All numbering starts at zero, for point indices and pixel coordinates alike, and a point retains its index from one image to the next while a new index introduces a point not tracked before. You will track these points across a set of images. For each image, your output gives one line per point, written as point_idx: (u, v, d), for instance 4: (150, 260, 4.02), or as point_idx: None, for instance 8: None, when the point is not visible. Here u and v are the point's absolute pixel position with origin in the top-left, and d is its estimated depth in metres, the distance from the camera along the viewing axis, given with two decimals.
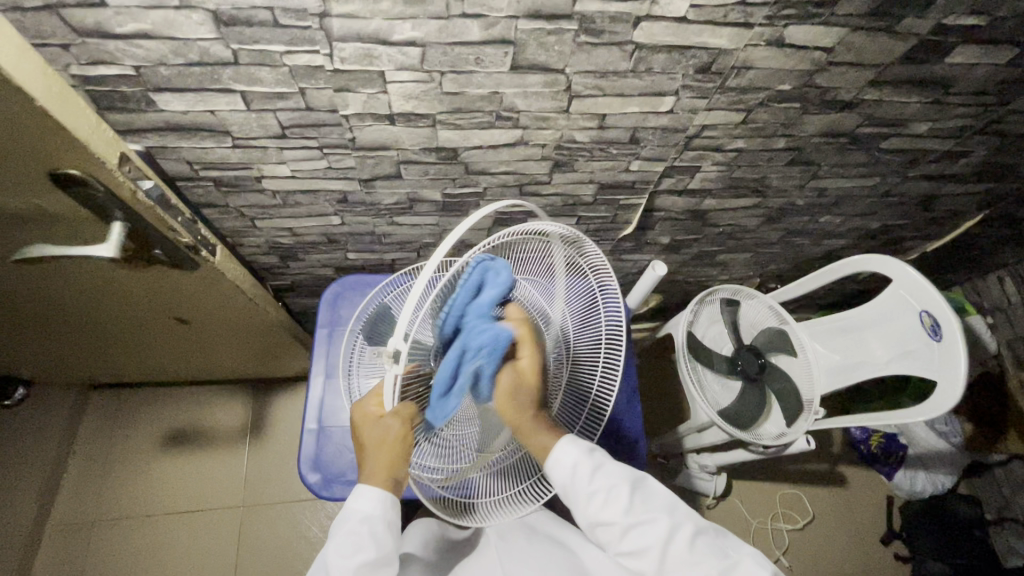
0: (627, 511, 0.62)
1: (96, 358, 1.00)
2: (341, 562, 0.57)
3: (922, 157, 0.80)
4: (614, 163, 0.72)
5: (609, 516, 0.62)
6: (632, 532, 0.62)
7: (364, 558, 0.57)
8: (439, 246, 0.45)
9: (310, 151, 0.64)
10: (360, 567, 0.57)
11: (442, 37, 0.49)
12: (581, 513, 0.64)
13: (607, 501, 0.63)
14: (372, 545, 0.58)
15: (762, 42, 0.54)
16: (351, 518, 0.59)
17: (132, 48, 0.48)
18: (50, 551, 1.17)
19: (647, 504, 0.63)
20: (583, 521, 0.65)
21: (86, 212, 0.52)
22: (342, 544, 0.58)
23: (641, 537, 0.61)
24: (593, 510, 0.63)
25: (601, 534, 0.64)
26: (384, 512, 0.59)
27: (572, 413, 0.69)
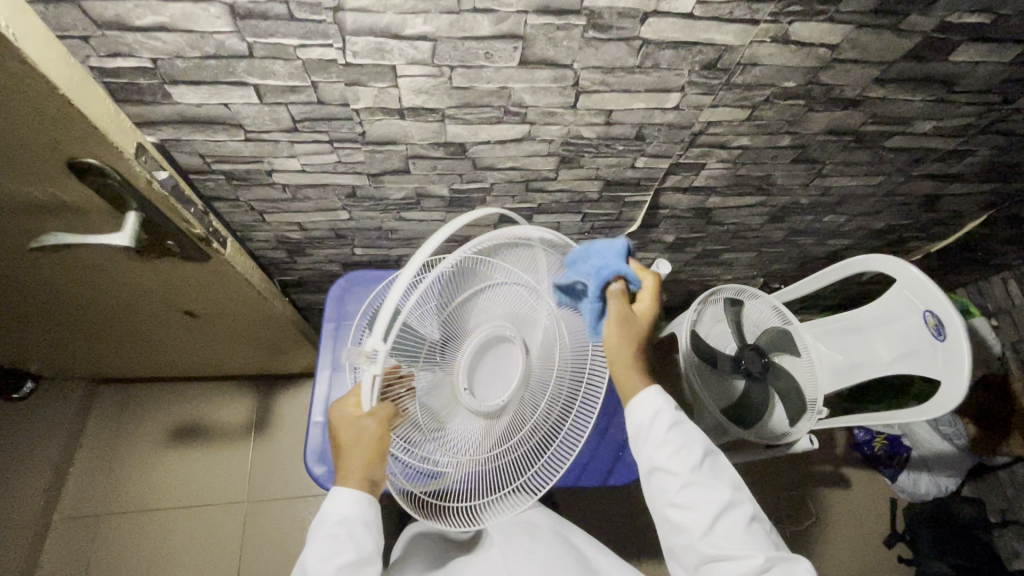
0: (696, 468, 0.64)
1: (105, 352, 1.01)
2: (321, 564, 0.58)
3: (926, 156, 0.80)
4: (620, 160, 0.73)
5: (674, 465, 0.64)
6: (691, 488, 0.63)
7: (345, 559, 0.58)
8: (420, 247, 0.47)
9: (321, 145, 0.65)
10: (341, 568, 0.58)
11: (453, 31, 0.50)
12: (648, 456, 0.66)
13: (678, 453, 0.65)
14: (351, 546, 0.60)
15: (768, 38, 0.55)
16: (327, 521, 0.60)
17: (150, 40, 0.49)
18: (56, 545, 1.18)
19: (713, 471, 0.65)
20: (645, 465, 0.66)
21: (102, 201, 0.53)
22: (322, 547, 0.59)
23: (699, 496, 0.63)
24: (661, 455, 0.65)
25: (661, 481, 0.65)
26: (363, 512, 0.60)
27: (562, 410, 0.70)
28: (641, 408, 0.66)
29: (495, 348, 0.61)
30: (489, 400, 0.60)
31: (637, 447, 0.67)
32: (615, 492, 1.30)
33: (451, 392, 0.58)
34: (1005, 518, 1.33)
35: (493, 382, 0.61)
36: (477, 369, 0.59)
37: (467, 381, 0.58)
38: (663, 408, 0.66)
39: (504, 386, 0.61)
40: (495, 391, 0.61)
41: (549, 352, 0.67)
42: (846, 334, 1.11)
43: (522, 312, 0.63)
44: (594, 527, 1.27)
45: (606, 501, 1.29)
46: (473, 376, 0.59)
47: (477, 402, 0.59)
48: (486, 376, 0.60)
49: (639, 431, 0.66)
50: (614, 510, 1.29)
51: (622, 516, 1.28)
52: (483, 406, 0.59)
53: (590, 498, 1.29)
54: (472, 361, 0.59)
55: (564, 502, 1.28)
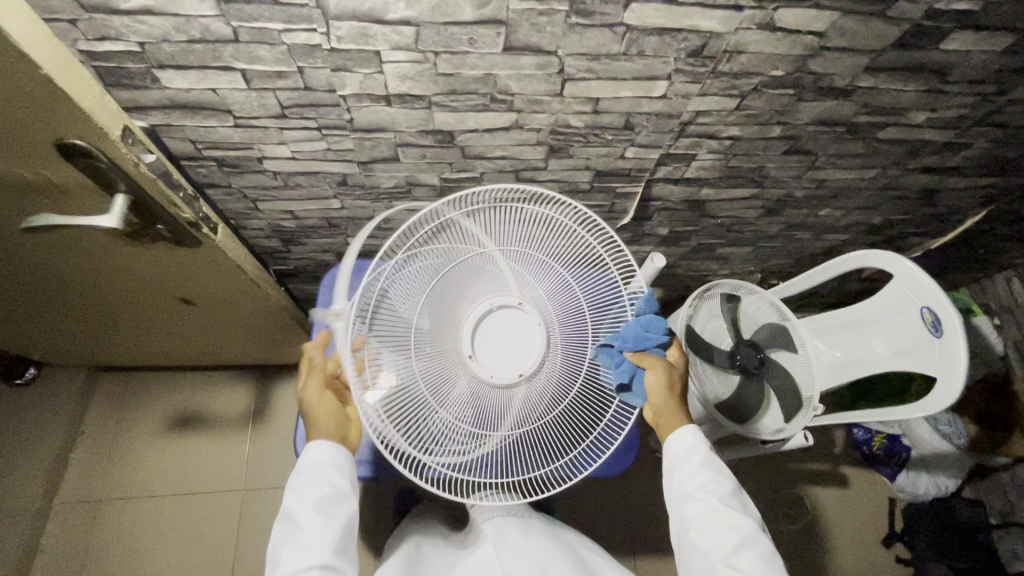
0: (725, 499, 0.66)
1: (102, 338, 1.02)
2: (300, 502, 0.62)
3: (922, 148, 0.79)
4: (609, 149, 0.73)
5: (700, 493, 0.67)
6: (715, 516, 0.65)
7: (321, 493, 0.63)
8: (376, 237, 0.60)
9: (310, 132, 0.66)
10: (319, 501, 0.63)
11: (436, 16, 0.50)
12: (678, 484, 0.70)
13: (707, 482, 0.68)
14: (326, 483, 0.64)
15: (754, 25, 0.54)
16: (303, 466, 0.64)
17: (137, 24, 0.49)
18: (56, 528, 1.20)
19: (742, 507, 0.67)
20: (675, 493, 0.70)
21: (91, 184, 0.54)
22: (298, 489, 0.63)
23: (724, 524, 0.65)
24: (690, 482, 0.68)
25: (688, 506, 0.67)
26: (333, 456, 0.65)
27: (595, 413, 0.69)
28: (676, 444, 0.71)
29: (505, 322, 0.66)
30: (497, 373, 0.64)
31: (669, 476, 0.71)
32: (610, 487, 1.30)
33: (457, 358, 0.65)
34: (1006, 519, 1.32)
35: (505, 355, 0.65)
36: (483, 341, 0.65)
37: (473, 348, 0.65)
38: (699, 445, 0.70)
39: (517, 363, 0.65)
40: (509, 365, 0.65)
41: (578, 341, 0.68)
42: (844, 329, 1.09)
43: (541, 293, 0.68)
44: (589, 521, 1.27)
45: (601, 496, 1.29)
46: (480, 345, 0.65)
47: (482, 369, 0.64)
48: (494, 348, 0.65)
49: (672, 460, 0.71)
50: (609, 505, 1.29)
51: (617, 512, 1.28)
52: (487, 376, 0.64)
53: (585, 492, 1.29)
54: (478, 331, 0.65)
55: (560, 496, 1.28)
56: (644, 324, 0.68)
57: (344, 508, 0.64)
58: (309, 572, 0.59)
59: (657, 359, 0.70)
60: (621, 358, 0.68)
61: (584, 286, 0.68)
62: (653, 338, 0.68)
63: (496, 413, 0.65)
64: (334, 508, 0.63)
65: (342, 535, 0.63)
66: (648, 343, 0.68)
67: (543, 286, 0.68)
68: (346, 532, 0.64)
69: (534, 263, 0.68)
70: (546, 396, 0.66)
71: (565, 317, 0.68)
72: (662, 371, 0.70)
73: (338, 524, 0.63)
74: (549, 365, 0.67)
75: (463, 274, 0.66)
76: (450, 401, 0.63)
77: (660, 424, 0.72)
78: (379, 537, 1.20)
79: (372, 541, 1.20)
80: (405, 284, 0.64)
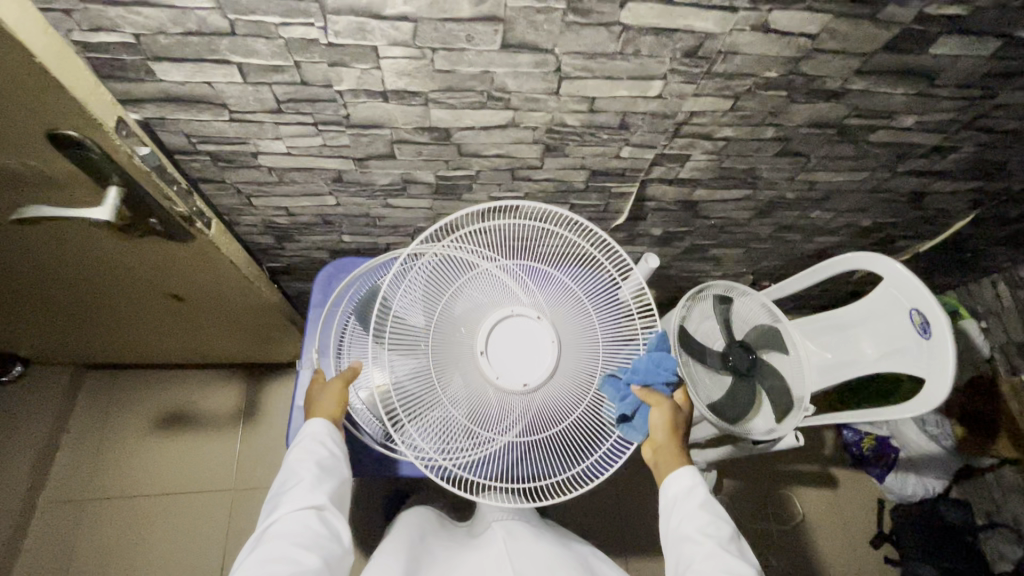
0: (723, 544, 0.66)
1: (90, 334, 1.01)
2: (301, 457, 0.67)
3: (911, 152, 0.80)
4: (605, 149, 0.74)
5: (700, 535, 0.66)
6: (715, 560, 0.64)
7: (323, 452, 0.68)
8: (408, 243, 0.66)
9: (305, 128, 0.66)
10: (318, 460, 0.67)
11: (433, 12, 0.51)
12: (676, 526, 0.69)
13: (707, 526, 0.67)
14: (328, 447, 0.69)
15: (748, 26, 0.55)
16: (308, 431, 0.70)
17: (132, 15, 0.49)
18: (41, 528, 1.18)
19: (740, 553, 0.66)
20: (674, 536, 0.69)
21: (83, 175, 0.53)
22: (303, 445, 0.68)
23: (723, 569, 0.63)
24: (689, 524, 0.68)
25: (686, 549, 0.67)
26: (330, 431, 0.70)
27: (599, 435, 0.70)
28: (676, 484, 0.71)
29: (520, 330, 0.68)
30: (504, 374, 0.66)
31: (666, 519, 0.71)
32: (603, 487, 1.30)
33: (469, 354, 0.67)
34: (992, 520, 1.34)
35: (514, 360, 0.66)
36: (496, 344, 0.67)
37: (485, 347, 0.67)
38: (698, 487, 0.70)
39: (525, 371, 0.66)
40: (517, 371, 0.66)
41: (588, 354, 0.70)
42: (834, 330, 1.11)
43: (552, 304, 0.70)
44: (581, 522, 1.27)
45: (592, 497, 1.29)
46: (493, 347, 0.67)
47: (490, 369, 0.66)
48: (507, 353, 0.66)
49: (670, 502, 0.71)
50: (601, 506, 1.29)
51: (610, 513, 1.29)
52: (494, 375, 0.65)
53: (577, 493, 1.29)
54: (495, 332, 0.67)
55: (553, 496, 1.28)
56: (656, 361, 0.68)
57: (339, 471, 0.69)
58: (304, 512, 0.63)
59: (664, 398, 0.69)
60: (627, 391, 0.68)
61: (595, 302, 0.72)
62: (664, 374, 0.67)
63: (501, 415, 0.66)
64: (330, 469, 0.68)
65: (336, 493, 0.68)
66: (657, 379, 0.67)
67: (558, 300, 0.71)
68: (339, 491, 0.69)
69: (550, 277, 0.71)
70: (548, 409, 0.68)
71: (578, 333, 0.70)
72: (666, 412, 0.69)
73: (334, 481, 0.68)
74: (557, 376, 0.68)
75: (478, 281, 0.69)
76: (457, 394, 0.66)
77: (659, 462, 0.72)
78: (369, 538, 1.19)
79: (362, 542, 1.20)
80: (428, 276, 0.69)
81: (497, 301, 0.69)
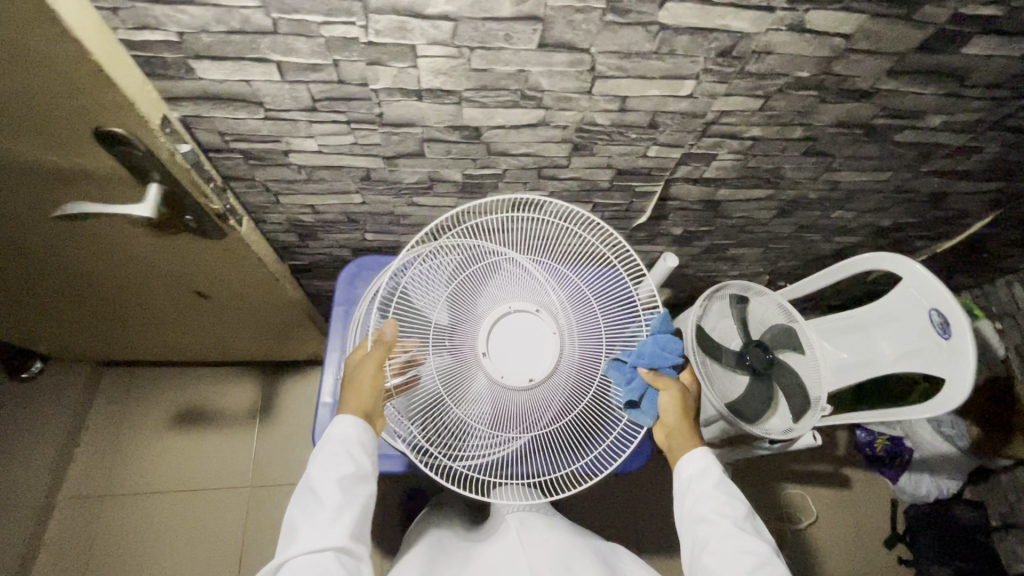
0: (739, 523, 0.66)
1: (113, 331, 1.01)
2: (322, 477, 0.64)
3: (935, 152, 0.81)
4: (632, 148, 0.74)
5: (716, 515, 0.67)
6: (731, 538, 0.65)
7: (345, 472, 0.65)
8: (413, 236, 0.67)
9: (338, 126, 0.66)
10: (341, 480, 0.64)
11: (474, 12, 0.51)
12: (690, 508, 0.69)
13: (722, 505, 0.68)
14: (351, 462, 0.65)
15: (784, 26, 0.55)
16: (331, 440, 0.66)
17: (179, 14, 0.50)
18: (60, 524, 1.19)
19: (756, 532, 0.67)
20: (689, 517, 0.69)
21: (124, 172, 0.54)
22: (325, 463, 0.65)
23: (739, 546, 0.64)
24: (704, 504, 0.68)
25: (701, 531, 0.67)
26: (358, 434, 0.67)
27: (607, 420, 0.71)
28: (688, 465, 0.71)
29: (519, 327, 0.67)
30: (507, 374, 0.65)
31: (679, 501, 0.71)
32: (617, 485, 1.31)
33: (470, 355, 0.66)
34: (1007, 521, 1.34)
35: (518, 359, 0.66)
36: (496, 341, 0.66)
37: (487, 347, 0.66)
38: (710, 467, 0.70)
39: (527, 365, 0.66)
40: (520, 368, 0.66)
41: (591, 345, 0.69)
42: (851, 331, 1.10)
43: (552, 297, 0.70)
44: (596, 520, 1.27)
45: (607, 495, 1.30)
46: (494, 344, 0.67)
47: (494, 369, 0.65)
48: (509, 351, 0.66)
49: (684, 483, 0.71)
50: (615, 504, 1.29)
51: (624, 511, 1.29)
52: (498, 376, 0.65)
53: (592, 491, 1.30)
54: (494, 329, 0.67)
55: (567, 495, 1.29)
56: (663, 343, 0.68)
57: (364, 492, 0.66)
58: (324, 553, 0.60)
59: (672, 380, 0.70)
60: (632, 374, 0.68)
61: (597, 289, 0.73)
62: (669, 358, 0.68)
63: (505, 416, 0.66)
64: (352, 490, 0.65)
65: (359, 520, 0.64)
66: (663, 362, 0.68)
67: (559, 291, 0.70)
68: (363, 519, 0.65)
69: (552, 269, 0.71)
70: (554, 410, 0.67)
71: (577, 325, 0.69)
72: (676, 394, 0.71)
73: (356, 507, 0.64)
74: (560, 370, 0.67)
75: (478, 275, 0.68)
76: (452, 386, 0.65)
77: (672, 446, 0.73)
78: (386, 535, 1.20)
79: (379, 539, 1.20)
80: (431, 271, 0.69)
81: (494, 298, 0.68)
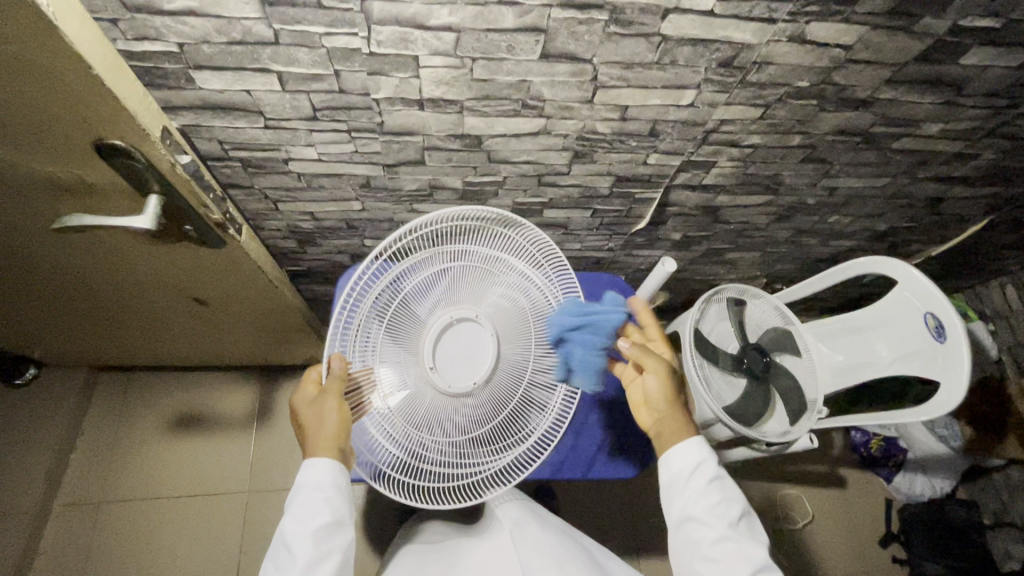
0: (733, 524, 0.64)
1: (108, 337, 1.01)
2: (297, 528, 0.61)
3: (932, 158, 0.81)
4: (633, 156, 0.74)
5: (711, 518, 0.64)
6: (725, 543, 0.63)
7: (321, 521, 0.61)
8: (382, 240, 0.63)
9: (339, 135, 0.66)
10: (317, 530, 0.61)
11: (477, 23, 0.51)
12: (682, 505, 0.66)
13: (716, 506, 0.65)
14: (327, 509, 0.62)
15: (785, 38, 0.56)
16: (303, 489, 0.63)
17: (178, 25, 0.49)
18: (56, 530, 1.18)
19: (748, 532, 0.65)
20: (679, 514, 0.67)
21: (125, 183, 0.53)
22: (300, 513, 0.62)
23: (734, 552, 0.63)
24: (697, 505, 0.65)
25: (692, 531, 0.65)
26: (334, 479, 0.63)
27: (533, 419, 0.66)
28: (679, 457, 0.68)
29: (466, 335, 0.66)
30: (456, 383, 0.63)
31: (670, 495, 0.68)
32: (614, 487, 1.32)
33: (419, 368, 0.64)
34: (1000, 520, 1.36)
35: (467, 366, 0.64)
36: (443, 351, 0.64)
37: (433, 359, 0.64)
38: (702, 460, 0.67)
39: (470, 372, 0.64)
40: (461, 375, 0.64)
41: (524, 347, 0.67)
42: (846, 333, 1.11)
43: (496, 302, 0.67)
44: (593, 522, 1.28)
45: (605, 496, 1.31)
46: (441, 355, 0.64)
47: (441, 380, 0.63)
48: (457, 359, 0.64)
49: (674, 477, 0.68)
50: (613, 505, 1.30)
51: (621, 514, 1.30)
52: (446, 386, 0.63)
53: (589, 493, 1.31)
54: (440, 339, 0.64)
55: (565, 497, 1.29)
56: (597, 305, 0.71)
57: (341, 539, 0.63)
58: None
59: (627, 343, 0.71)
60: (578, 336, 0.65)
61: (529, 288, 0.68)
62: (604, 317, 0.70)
63: (444, 423, 0.64)
64: (331, 539, 0.62)
65: (339, 568, 0.61)
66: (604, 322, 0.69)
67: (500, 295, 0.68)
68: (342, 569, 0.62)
69: (498, 271, 0.68)
70: (508, 411, 0.66)
71: (513, 328, 0.67)
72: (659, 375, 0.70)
73: (334, 559, 0.61)
74: (500, 376, 0.66)
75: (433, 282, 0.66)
76: (404, 398, 0.64)
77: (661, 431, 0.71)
78: (385, 539, 1.20)
79: (377, 543, 1.20)
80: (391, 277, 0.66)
81: (437, 306, 0.66)
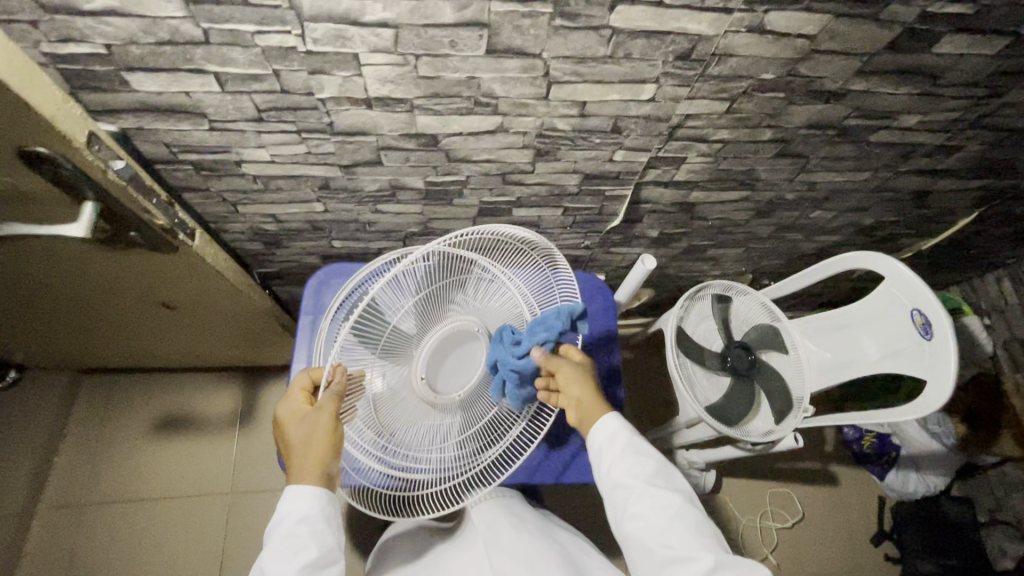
0: (650, 480, 0.65)
1: (83, 340, 0.99)
2: (282, 565, 0.58)
3: (914, 151, 0.78)
4: (597, 153, 0.72)
5: (630, 479, 0.65)
6: (645, 499, 0.64)
7: (307, 557, 0.59)
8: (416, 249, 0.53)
9: (288, 136, 0.64)
10: (304, 567, 0.59)
11: (414, 18, 0.49)
12: (607, 474, 0.67)
13: (632, 467, 0.66)
14: (313, 544, 0.60)
15: (743, 28, 0.53)
16: (290, 519, 0.60)
17: (102, 25, 0.47)
18: (41, 532, 1.18)
19: (668, 483, 0.66)
20: (606, 485, 0.67)
21: (57, 191, 0.52)
22: (283, 548, 0.59)
23: (654, 505, 0.64)
24: (617, 471, 0.66)
25: (618, 496, 0.66)
26: (321, 508, 0.62)
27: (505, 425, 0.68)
28: (599, 434, 0.69)
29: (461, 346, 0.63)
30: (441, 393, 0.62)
31: (597, 470, 0.69)
32: None
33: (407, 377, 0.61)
34: (995, 517, 1.35)
35: (453, 380, 0.63)
36: (436, 362, 0.62)
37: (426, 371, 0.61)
38: (621, 432, 0.68)
39: (457, 383, 0.63)
40: (449, 384, 0.63)
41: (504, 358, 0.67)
42: (834, 330, 1.08)
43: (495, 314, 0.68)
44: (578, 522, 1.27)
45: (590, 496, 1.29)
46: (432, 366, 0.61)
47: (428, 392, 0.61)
48: (447, 368, 0.62)
49: (598, 454, 0.69)
50: (598, 505, 1.29)
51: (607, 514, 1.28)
52: (435, 398, 0.61)
53: (575, 492, 1.29)
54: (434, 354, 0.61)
55: (549, 496, 1.28)
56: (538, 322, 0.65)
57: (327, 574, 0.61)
58: None
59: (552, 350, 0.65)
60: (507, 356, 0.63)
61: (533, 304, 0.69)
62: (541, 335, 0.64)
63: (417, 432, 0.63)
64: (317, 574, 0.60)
65: None
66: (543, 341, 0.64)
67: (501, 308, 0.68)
68: None
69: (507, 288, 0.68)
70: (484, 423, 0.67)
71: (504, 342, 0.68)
72: (573, 369, 0.68)
73: None
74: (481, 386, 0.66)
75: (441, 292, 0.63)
76: (387, 408, 0.61)
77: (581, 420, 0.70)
78: (367, 540, 1.20)
79: (359, 544, 1.20)
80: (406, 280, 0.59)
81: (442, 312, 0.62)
